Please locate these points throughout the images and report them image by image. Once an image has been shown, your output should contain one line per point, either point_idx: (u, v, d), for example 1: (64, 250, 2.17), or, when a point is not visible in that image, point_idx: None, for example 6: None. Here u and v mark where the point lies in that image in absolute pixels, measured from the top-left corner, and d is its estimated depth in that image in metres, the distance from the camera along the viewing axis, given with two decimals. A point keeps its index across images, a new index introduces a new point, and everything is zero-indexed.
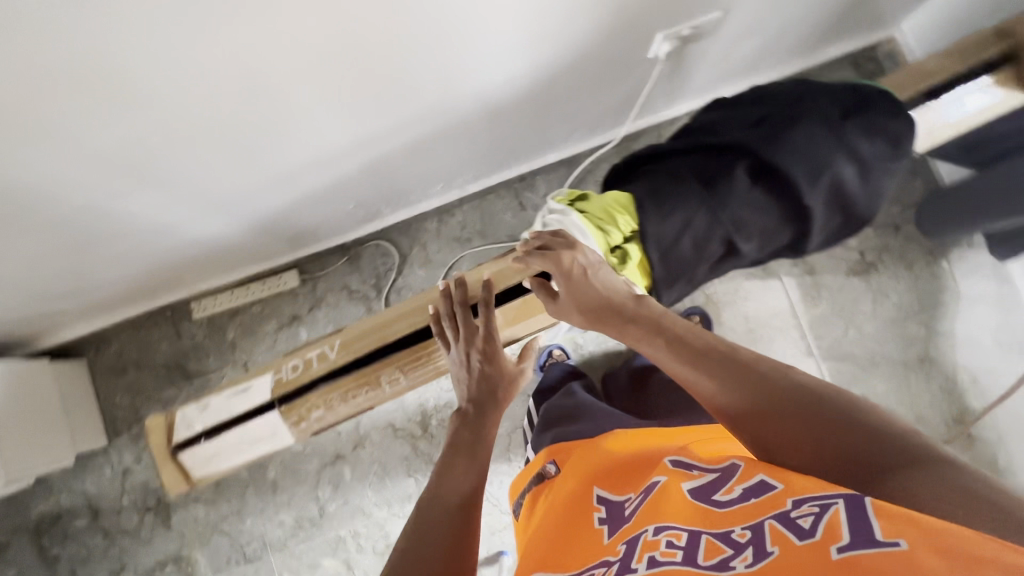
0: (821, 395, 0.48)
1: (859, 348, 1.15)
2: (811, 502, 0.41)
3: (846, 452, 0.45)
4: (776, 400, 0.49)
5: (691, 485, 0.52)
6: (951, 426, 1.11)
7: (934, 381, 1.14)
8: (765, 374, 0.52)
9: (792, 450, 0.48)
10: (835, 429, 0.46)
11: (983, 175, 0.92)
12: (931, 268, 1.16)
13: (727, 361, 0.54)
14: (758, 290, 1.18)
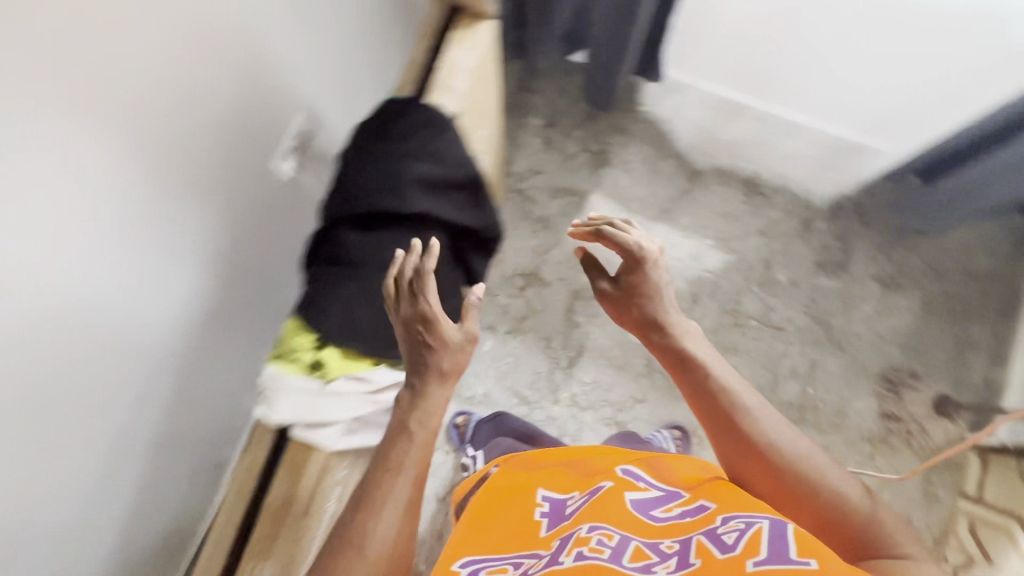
0: (820, 466, 0.57)
1: (650, 209, 1.27)
2: (735, 518, 0.54)
3: (814, 502, 0.56)
4: (781, 456, 0.58)
5: (632, 495, 0.64)
6: (749, 204, 1.26)
7: (712, 183, 1.28)
8: (781, 442, 0.58)
9: (773, 490, 0.58)
10: (817, 470, 0.57)
11: (596, 44, 1.07)
12: (638, 118, 1.31)
13: (753, 421, 0.60)
14: (552, 236, 1.26)
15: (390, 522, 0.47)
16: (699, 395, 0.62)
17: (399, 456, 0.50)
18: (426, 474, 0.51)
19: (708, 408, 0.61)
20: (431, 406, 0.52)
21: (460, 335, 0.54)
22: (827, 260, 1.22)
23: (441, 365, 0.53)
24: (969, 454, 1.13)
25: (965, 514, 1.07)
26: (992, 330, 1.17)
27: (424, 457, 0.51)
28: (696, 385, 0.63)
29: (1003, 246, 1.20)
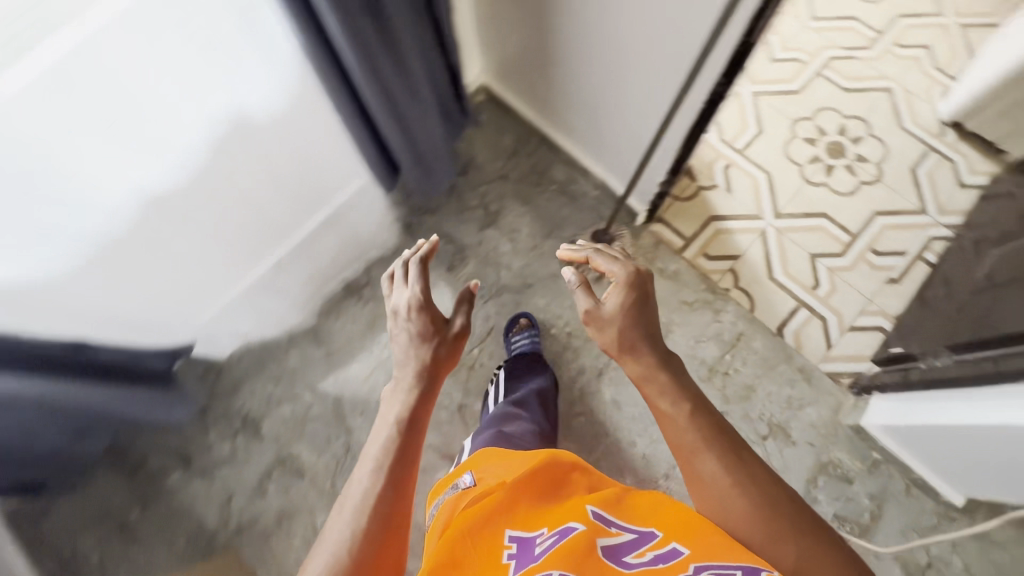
0: (796, 508, 0.51)
1: (331, 397, 1.19)
2: (707, 566, 0.47)
3: (783, 549, 0.49)
4: (758, 488, 0.52)
5: (605, 540, 0.51)
6: (369, 301, 1.25)
7: (336, 324, 1.23)
8: (763, 476, 0.53)
9: (740, 518, 0.51)
10: (794, 515, 0.51)
11: (87, 419, 0.88)
12: (231, 365, 1.20)
13: (733, 449, 0.54)
14: (305, 515, 1.12)
15: (378, 482, 0.50)
16: (681, 423, 0.56)
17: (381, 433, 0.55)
18: (417, 435, 0.55)
19: (695, 439, 0.55)
20: (417, 392, 0.58)
21: (450, 334, 0.63)
22: (450, 259, 1.27)
23: (430, 355, 0.60)
24: (651, 227, 1.27)
25: (698, 255, 1.24)
26: (562, 161, 1.32)
27: (411, 427, 0.55)
28: (677, 410, 0.56)
29: (501, 118, 1.36)
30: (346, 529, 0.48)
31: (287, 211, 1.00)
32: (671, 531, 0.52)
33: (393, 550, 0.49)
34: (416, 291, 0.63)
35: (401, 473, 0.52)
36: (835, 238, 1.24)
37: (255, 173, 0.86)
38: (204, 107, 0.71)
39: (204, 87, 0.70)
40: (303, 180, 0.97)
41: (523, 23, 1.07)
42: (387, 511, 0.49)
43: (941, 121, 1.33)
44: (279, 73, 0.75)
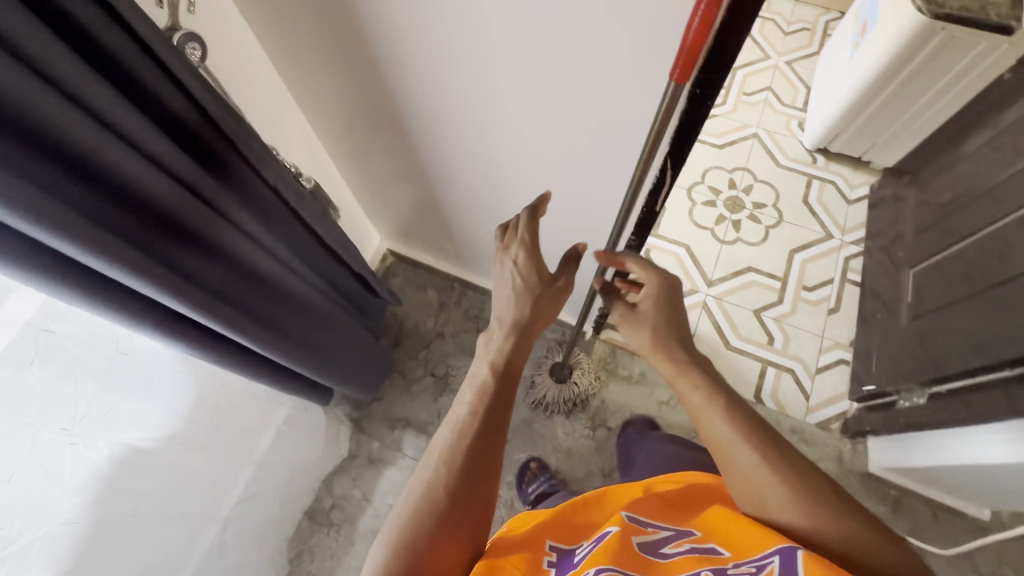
0: (846, 501, 0.45)
1: None
2: (746, 563, 0.41)
3: (832, 536, 0.42)
4: (797, 471, 0.46)
5: (639, 539, 0.46)
6: (341, 525, 1.10)
7: (314, 569, 1.06)
8: (801, 463, 0.47)
9: (783, 501, 0.44)
10: (843, 507, 0.44)
11: None
12: None
13: (768, 435, 0.49)
14: None
15: (465, 432, 0.52)
16: (711, 412, 0.51)
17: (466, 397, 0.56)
18: (507, 385, 0.57)
19: (727, 428, 0.50)
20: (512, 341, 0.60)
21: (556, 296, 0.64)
22: (415, 444, 1.16)
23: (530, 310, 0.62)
24: (600, 337, 1.24)
25: None
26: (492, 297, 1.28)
27: (505, 378, 0.58)
28: (709, 402, 0.52)
29: (416, 275, 1.31)
30: (425, 474, 0.50)
31: (210, 511, 0.81)
32: (715, 528, 0.47)
33: (481, 497, 0.49)
34: (526, 244, 0.63)
35: (493, 416, 0.54)
36: (768, 288, 1.28)
37: (164, 499, 0.69)
38: (80, 480, 0.55)
39: (73, 462, 0.54)
40: (222, 468, 0.81)
41: (409, 203, 1.03)
42: (475, 452, 0.51)
43: (808, 150, 1.44)
44: (160, 395, 0.63)
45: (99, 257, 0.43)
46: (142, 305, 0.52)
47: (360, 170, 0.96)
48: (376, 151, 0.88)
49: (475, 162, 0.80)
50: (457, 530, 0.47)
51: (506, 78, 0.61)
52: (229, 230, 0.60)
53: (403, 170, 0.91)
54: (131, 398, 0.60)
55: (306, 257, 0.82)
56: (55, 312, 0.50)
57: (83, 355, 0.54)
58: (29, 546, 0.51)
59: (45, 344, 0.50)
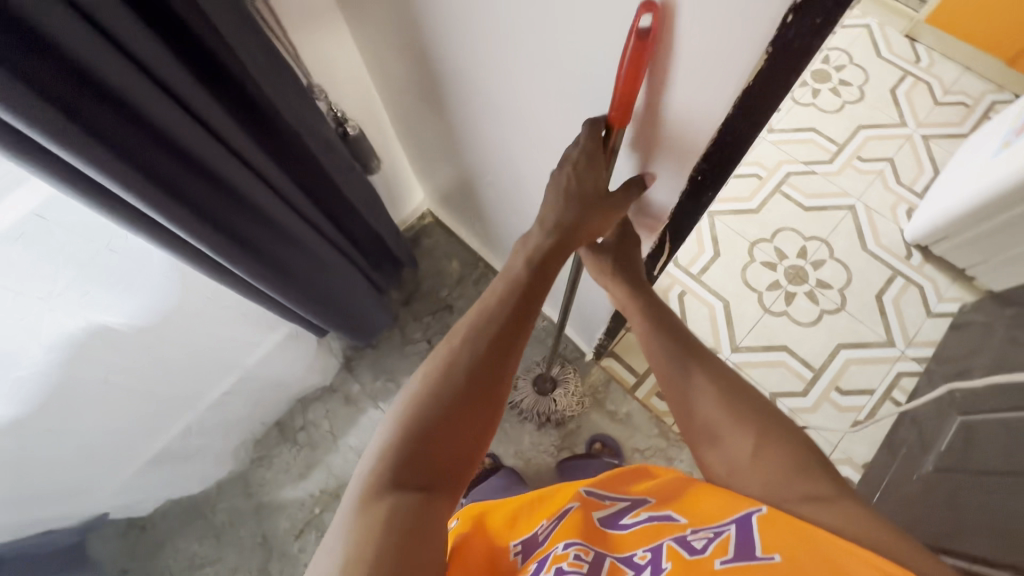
0: (772, 414, 0.53)
1: (256, 562, 1.09)
2: (703, 525, 0.46)
3: (757, 443, 0.51)
4: (731, 392, 0.55)
5: (597, 515, 0.52)
6: (303, 447, 1.17)
7: (268, 475, 1.16)
8: (738, 383, 0.56)
9: (716, 424, 0.53)
10: (766, 420, 0.52)
11: None
12: (155, 522, 1.12)
13: (711, 365, 0.57)
14: None
15: (461, 356, 0.48)
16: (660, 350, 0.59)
17: (473, 315, 0.51)
18: (542, 280, 0.51)
19: (674, 361, 0.58)
20: (534, 256, 0.51)
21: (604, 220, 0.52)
22: (390, 400, 1.20)
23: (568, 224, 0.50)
24: (601, 363, 1.19)
25: (650, 395, 1.16)
26: None
27: (521, 297, 0.50)
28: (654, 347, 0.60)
29: (448, 243, 1.32)
30: (412, 398, 0.47)
31: (178, 395, 0.92)
32: (665, 497, 0.52)
33: (469, 433, 0.46)
34: (583, 165, 0.48)
35: (517, 317, 0.50)
36: (797, 375, 1.17)
37: (140, 373, 0.78)
38: (52, 337, 0.64)
39: (48, 324, 0.63)
40: (198, 363, 0.89)
41: (448, 176, 1.02)
42: (464, 383, 0.47)
43: (907, 243, 1.26)
44: (146, 290, 0.70)
45: (74, 154, 0.47)
46: (127, 210, 0.57)
47: (408, 131, 0.95)
48: (422, 122, 0.87)
49: (498, 167, 0.77)
50: (445, 456, 0.45)
51: (524, 104, 0.57)
52: (230, 162, 0.62)
53: (444, 147, 0.90)
54: (110, 287, 0.67)
55: (321, 199, 0.84)
56: (50, 204, 0.57)
57: (73, 244, 0.61)
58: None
59: (36, 228, 0.57)
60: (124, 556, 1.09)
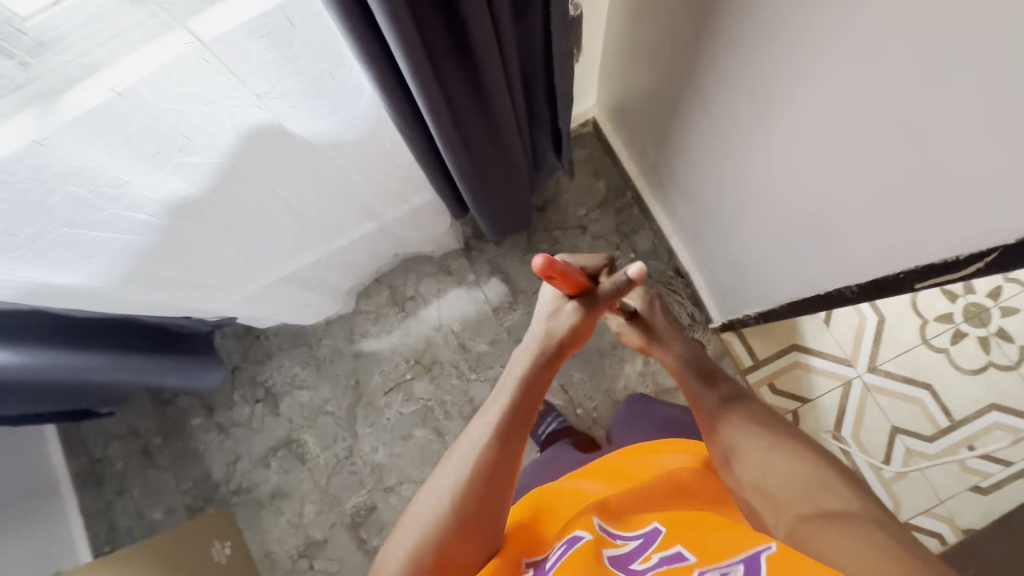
0: (819, 458, 0.58)
1: (344, 400, 1.18)
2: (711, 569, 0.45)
3: (800, 479, 0.56)
4: (774, 429, 0.63)
5: (611, 552, 0.52)
6: (408, 315, 1.21)
7: (371, 329, 1.21)
8: (785, 428, 0.63)
9: (760, 459, 0.60)
10: (807, 454, 0.59)
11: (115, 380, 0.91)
12: (268, 336, 1.22)
13: (755, 415, 0.65)
14: (289, 501, 1.15)
15: (485, 439, 0.58)
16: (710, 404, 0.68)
17: (489, 411, 0.61)
18: (532, 400, 0.63)
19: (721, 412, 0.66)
20: (539, 364, 0.65)
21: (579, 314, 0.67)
22: (499, 299, 1.20)
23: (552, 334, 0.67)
24: (721, 335, 1.12)
25: (763, 383, 1.10)
26: (651, 231, 1.18)
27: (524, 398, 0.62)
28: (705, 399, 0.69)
29: (601, 159, 1.22)
30: (444, 489, 0.55)
31: (316, 224, 0.95)
32: (681, 538, 0.51)
33: (494, 506, 0.55)
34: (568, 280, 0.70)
35: (517, 436, 0.59)
36: (929, 418, 1.06)
37: (297, 181, 0.83)
38: (248, 126, 0.67)
39: (252, 116, 0.66)
40: (346, 195, 0.91)
41: (648, 85, 0.90)
42: (487, 472, 0.56)
43: None
44: (340, 118, 0.70)
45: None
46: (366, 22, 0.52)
47: (634, 17, 0.82)
48: (661, 16, 0.75)
49: (745, 98, 0.65)
50: (482, 529, 0.54)
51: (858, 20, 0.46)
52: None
53: (670, 54, 0.78)
54: (314, 104, 0.66)
55: (525, 66, 0.76)
56: (303, 10, 0.55)
57: (306, 58, 0.60)
58: (200, 150, 0.66)
59: (283, 31, 0.55)
60: (239, 354, 1.21)
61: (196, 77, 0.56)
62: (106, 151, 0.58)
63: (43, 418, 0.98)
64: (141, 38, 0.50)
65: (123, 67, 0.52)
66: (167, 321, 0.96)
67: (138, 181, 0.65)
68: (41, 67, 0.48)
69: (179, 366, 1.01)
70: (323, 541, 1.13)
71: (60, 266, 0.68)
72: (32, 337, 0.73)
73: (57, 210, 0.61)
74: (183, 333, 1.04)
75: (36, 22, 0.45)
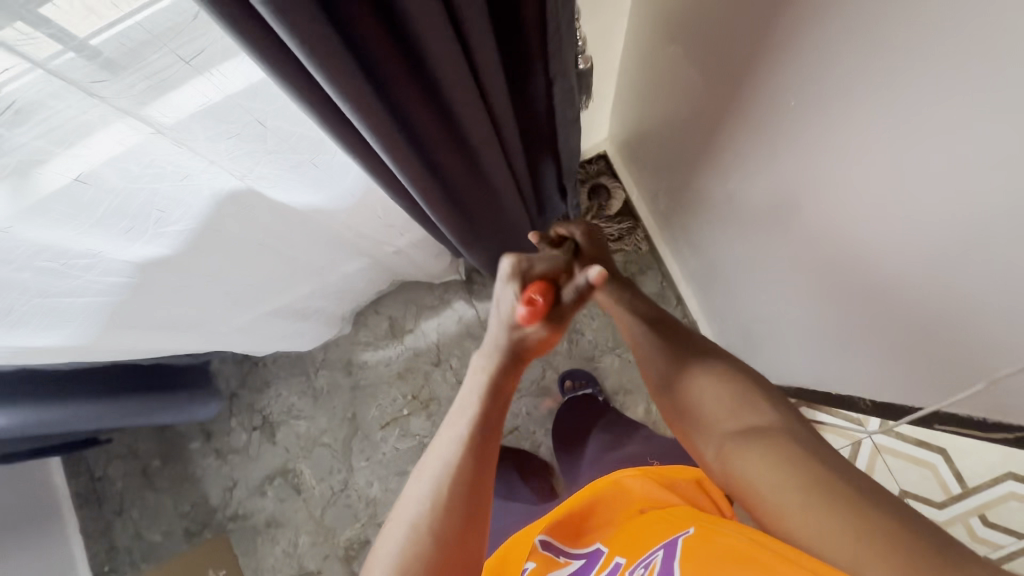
0: (744, 387, 0.53)
1: (342, 431, 1.18)
2: (637, 564, 0.47)
3: (735, 418, 0.51)
4: (698, 361, 0.58)
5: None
6: (408, 349, 1.19)
7: (370, 360, 1.20)
8: (712, 358, 0.58)
9: (698, 410, 0.54)
10: (731, 387, 0.54)
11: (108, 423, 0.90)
12: (267, 363, 1.21)
13: (684, 345, 0.60)
14: (285, 530, 1.15)
15: (458, 451, 0.50)
16: (643, 338, 0.63)
17: (454, 420, 0.53)
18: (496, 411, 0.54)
19: (653, 349, 0.62)
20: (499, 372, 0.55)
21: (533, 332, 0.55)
22: None
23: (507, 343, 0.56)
24: None
25: None
26: (660, 274, 1.14)
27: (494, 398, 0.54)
28: (640, 333, 0.64)
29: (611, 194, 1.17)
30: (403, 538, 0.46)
31: (313, 269, 0.93)
32: (616, 546, 0.54)
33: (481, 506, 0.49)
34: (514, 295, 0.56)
35: (481, 449, 0.51)
36: (941, 484, 1.03)
37: (291, 234, 0.80)
38: (229, 195, 0.62)
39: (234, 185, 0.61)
40: (341, 242, 0.88)
41: (663, 137, 0.85)
42: (468, 483, 0.49)
43: None
44: (324, 189, 0.67)
45: (310, 57, 0.35)
46: (351, 130, 0.47)
47: (653, 71, 0.78)
48: (684, 77, 0.71)
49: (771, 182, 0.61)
50: (471, 549, 0.48)
51: (925, 145, 0.41)
52: (469, 92, 0.48)
53: (691, 114, 0.73)
54: (294, 183, 0.63)
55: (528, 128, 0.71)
56: (277, 111, 0.52)
57: (280, 147, 0.57)
58: (178, 220, 0.61)
59: (254, 131, 0.52)
60: (238, 381, 1.21)
61: (163, 156, 0.51)
62: (75, 232, 0.53)
63: (40, 450, 0.99)
64: (100, 122, 0.44)
65: (84, 153, 0.45)
66: (161, 360, 0.95)
67: (113, 251, 0.60)
68: (6, 147, 0.40)
69: (174, 401, 1.01)
70: (316, 572, 1.13)
71: (42, 330, 0.63)
72: (14, 395, 0.72)
73: (29, 284, 0.56)
74: (178, 368, 1.03)
75: (3, 93, 0.37)
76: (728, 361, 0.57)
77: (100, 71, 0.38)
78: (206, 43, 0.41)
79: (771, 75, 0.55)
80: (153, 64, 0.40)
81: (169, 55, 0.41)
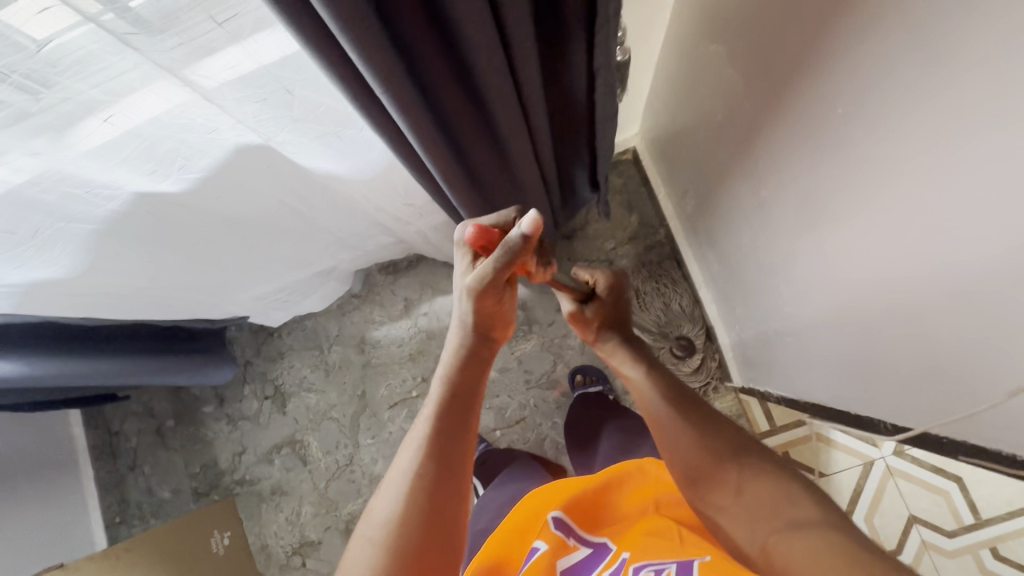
0: (782, 482, 0.50)
1: (350, 407, 1.19)
2: (648, 567, 0.47)
3: (777, 513, 0.48)
4: (728, 450, 0.53)
5: (563, 564, 0.52)
6: (421, 331, 1.20)
7: (383, 338, 1.21)
8: (743, 446, 0.54)
9: (732, 497, 0.51)
10: (769, 484, 0.50)
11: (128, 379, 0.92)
12: (282, 334, 1.23)
13: (712, 427, 0.56)
14: (289, 500, 1.18)
15: (419, 454, 0.47)
16: (668, 421, 0.57)
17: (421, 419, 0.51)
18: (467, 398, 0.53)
19: (680, 430, 0.56)
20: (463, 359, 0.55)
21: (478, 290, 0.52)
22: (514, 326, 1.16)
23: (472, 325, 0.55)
24: (740, 395, 1.07)
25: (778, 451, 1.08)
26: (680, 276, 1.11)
27: (462, 400, 0.52)
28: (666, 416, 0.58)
29: (636, 192, 1.16)
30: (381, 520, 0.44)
31: (334, 238, 0.94)
32: (625, 543, 0.53)
33: (450, 518, 0.46)
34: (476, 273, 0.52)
35: (453, 434, 0.49)
36: (953, 513, 0.97)
37: (314, 201, 0.80)
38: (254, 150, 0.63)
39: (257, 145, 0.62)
40: (362, 216, 0.89)
41: (694, 133, 0.83)
42: (428, 483, 0.46)
43: None
44: (348, 159, 0.67)
45: (345, 30, 0.35)
46: (381, 110, 0.47)
47: (690, 65, 0.76)
48: (722, 75, 0.69)
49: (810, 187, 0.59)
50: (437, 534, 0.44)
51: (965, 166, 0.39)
52: (503, 77, 0.47)
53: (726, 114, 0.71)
54: (318, 152, 0.63)
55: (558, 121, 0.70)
56: (305, 82, 0.52)
57: (303, 113, 0.56)
58: (200, 167, 0.60)
59: (279, 99, 0.52)
60: (252, 348, 1.23)
61: (194, 109, 0.51)
62: (102, 166, 0.53)
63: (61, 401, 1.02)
64: (139, 80, 0.44)
65: (126, 104, 0.46)
66: (180, 321, 0.96)
67: (135, 185, 0.58)
68: (52, 99, 0.41)
69: (191, 362, 1.03)
70: (317, 542, 1.16)
71: (64, 259, 0.62)
72: (38, 345, 0.74)
73: (53, 210, 0.55)
74: (197, 329, 1.05)
75: (50, 47, 0.37)
76: (757, 449, 0.54)
77: (141, 31, 0.38)
78: (240, 11, 0.41)
79: (812, 79, 0.53)
80: (189, 28, 0.40)
81: (204, 19, 0.40)
